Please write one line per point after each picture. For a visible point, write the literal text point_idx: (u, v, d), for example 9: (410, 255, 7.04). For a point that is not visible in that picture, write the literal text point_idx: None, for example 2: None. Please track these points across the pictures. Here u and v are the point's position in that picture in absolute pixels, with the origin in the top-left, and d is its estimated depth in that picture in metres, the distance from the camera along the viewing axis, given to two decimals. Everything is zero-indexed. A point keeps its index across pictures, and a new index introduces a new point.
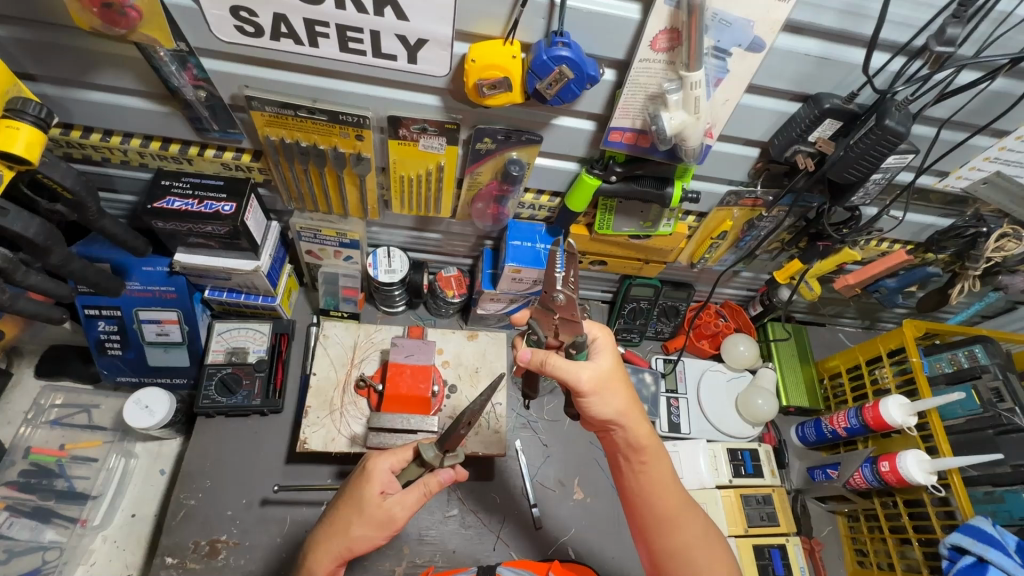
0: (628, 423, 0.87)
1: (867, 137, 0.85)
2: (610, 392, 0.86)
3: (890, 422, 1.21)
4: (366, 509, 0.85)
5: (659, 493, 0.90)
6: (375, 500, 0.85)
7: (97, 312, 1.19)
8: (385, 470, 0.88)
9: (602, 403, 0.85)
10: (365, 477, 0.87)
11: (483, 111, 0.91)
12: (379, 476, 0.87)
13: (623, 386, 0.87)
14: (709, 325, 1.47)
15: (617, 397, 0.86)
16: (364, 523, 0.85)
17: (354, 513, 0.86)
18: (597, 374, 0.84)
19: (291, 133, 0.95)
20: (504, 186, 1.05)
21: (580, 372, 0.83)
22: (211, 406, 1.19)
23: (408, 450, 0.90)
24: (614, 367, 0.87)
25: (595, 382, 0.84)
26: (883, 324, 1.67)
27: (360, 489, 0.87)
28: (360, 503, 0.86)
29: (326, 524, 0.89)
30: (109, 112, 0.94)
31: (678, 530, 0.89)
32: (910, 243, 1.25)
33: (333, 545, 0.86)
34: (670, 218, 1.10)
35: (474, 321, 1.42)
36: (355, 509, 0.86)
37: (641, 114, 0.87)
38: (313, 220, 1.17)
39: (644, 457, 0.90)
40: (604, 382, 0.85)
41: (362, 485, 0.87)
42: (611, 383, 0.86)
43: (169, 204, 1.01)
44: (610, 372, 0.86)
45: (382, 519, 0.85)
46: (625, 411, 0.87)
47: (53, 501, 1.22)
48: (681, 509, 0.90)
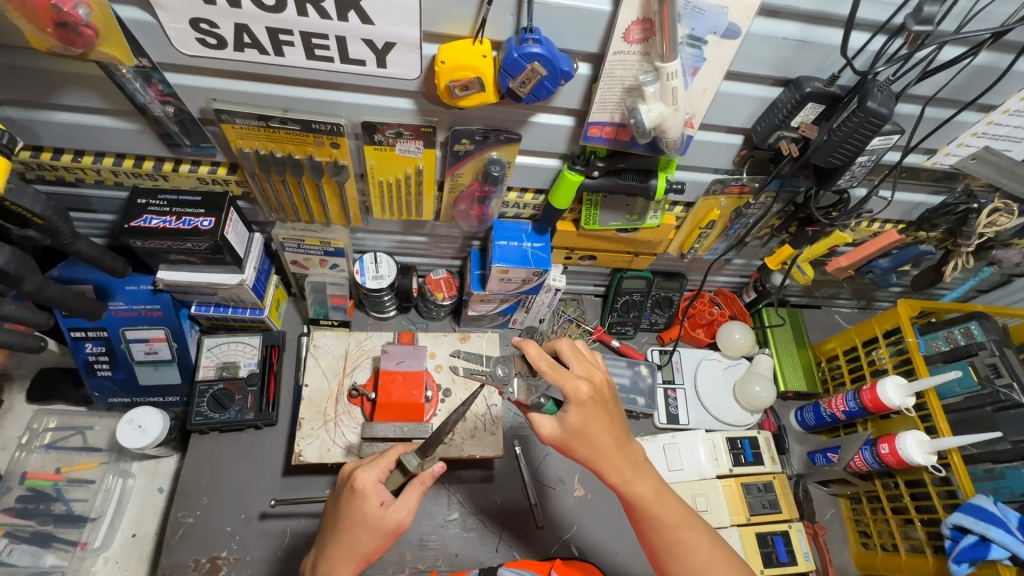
0: (604, 467, 0.85)
1: (850, 121, 0.83)
2: (580, 443, 0.83)
3: (888, 404, 1.21)
4: (371, 521, 0.83)
5: (650, 528, 0.87)
6: (375, 513, 0.83)
7: (84, 334, 1.18)
8: (372, 483, 0.84)
9: (574, 453, 0.85)
10: (357, 497, 0.84)
11: (459, 112, 0.89)
12: (371, 491, 0.84)
13: (599, 429, 0.83)
14: (703, 313, 1.47)
15: (586, 446, 0.84)
16: (373, 535, 0.83)
17: (361, 531, 0.83)
18: (563, 431, 0.83)
19: (265, 145, 0.93)
20: (486, 186, 1.03)
21: (540, 427, 0.85)
22: (205, 422, 1.18)
23: (393, 454, 0.88)
24: (585, 422, 0.82)
25: (561, 440, 0.84)
26: (879, 304, 1.66)
27: (355, 508, 0.84)
28: (361, 519, 0.83)
29: (330, 544, 0.85)
30: (78, 133, 0.92)
31: (678, 559, 0.87)
32: (902, 223, 1.23)
33: (348, 563, 0.84)
34: (657, 209, 1.08)
35: (467, 322, 1.41)
36: (357, 525, 0.83)
37: (619, 107, 0.85)
38: (295, 230, 1.15)
39: (627, 498, 0.87)
40: (571, 438, 0.84)
41: (357, 503, 0.84)
42: (583, 433, 0.83)
43: (146, 222, 1.00)
44: (578, 429, 0.82)
45: (392, 528, 0.84)
46: (599, 453, 0.84)
47: (51, 525, 1.22)
48: (680, 541, 0.86)
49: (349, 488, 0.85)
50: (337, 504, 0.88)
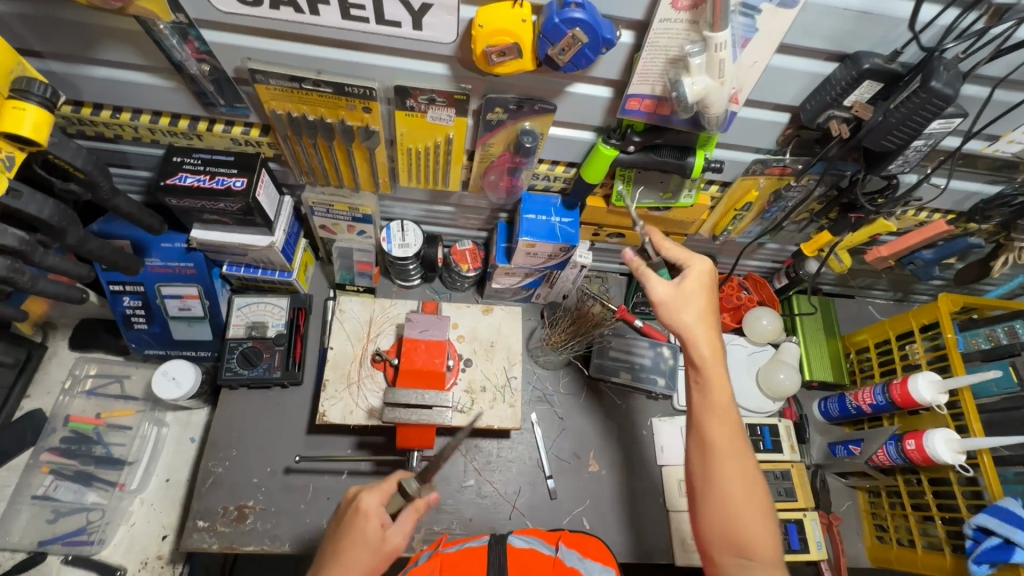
0: (699, 338, 0.92)
1: (910, 101, 0.77)
2: (685, 307, 0.93)
3: (919, 400, 1.17)
4: (370, 542, 0.83)
5: (712, 416, 0.90)
6: (374, 535, 0.84)
7: (122, 288, 1.22)
8: (375, 505, 0.87)
9: (674, 312, 0.93)
10: (360, 519, 0.85)
11: (494, 79, 0.87)
12: (373, 511, 0.86)
13: (699, 304, 0.93)
14: (730, 297, 1.44)
15: (689, 312, 0.93)
16: (369, 556, 0.82)
17: (357, 551, 0.82)
18: (673, 293, 0.93)
19: (298, 107, 0.93)
20: (517, 158, 1.01)
21: (650, 283, 0.94)
22: (234, 378, 1.22)
23: (396, 480, 0.91)
24: (697, 293, 0.94)
25: (670, 298, 0.93)
26: (915, 297, 1.60)
27: (357, 530, 0.84)
28: (360, 538, 0.83)
29: (324, 568, 0.83)
30: (115, 88, 0.93)
31: (719, 458, 0.88)
32: (951, 213, 1.17)
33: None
34: (692, 188, 1.04)
35: (490, 294, 1.41)
36: (354, 547, 0.83)
37: (661, 79, 0.81)
38: (324, 194, 1.15)
39: (706, 371, 0.91)
40: (680, 301, 0.93)
41: (360, 524, 0.85)
42: (690, 301, 0.93)
43: (181, 180, 1.01)
44: (688, 296, 0.93)
45: (388, 553, 0.84)
46: (701, 323, 0.92)
47: (92, 466, 1.30)
48: (730, 448, 0.88)
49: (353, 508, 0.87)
50: (335, 530, 0.88)
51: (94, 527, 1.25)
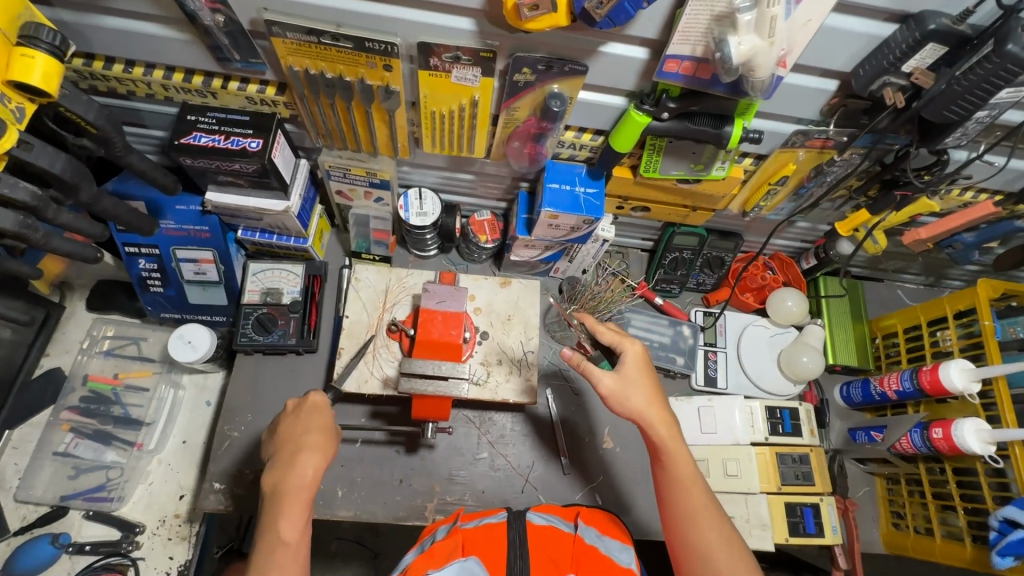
0: (651, 419, 0.92)
1: (979, 68, 0.72)
2: (632, 392, 0.93)
3: (949, 388, 1.13)
4: (322, 421, 0.95)
5: (679, 493, 0.90)
6: (328, 417, 0.95)
7: (137, 250, 1.21)
8: (324, 398, 0.98)
9: (623, 402, 0.93)
10: (312, 409, 0.95)
11: (523, 36, 0.82)
12: (323, 402, 0.97)
13: (646, 385, 0.94)
14: (755, 277, 1.40)
15: (636, 396, 0.93)
16: (330, 431, 0.94)
17: (318, 429, 0.93)
18: (617, 383, 0.93)
19: (316, 63, 0.89)
20: (544, 123, 0.96)
21: (597, 378, 0.93)
22: (250, 344, 1.21)
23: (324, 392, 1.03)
24: (639, 376, 0.94)
25: (617, 390, 0.93)
26: (948, 282, 1.54)
27: (307, 418, 0.94)
28: (327, 423, 0.94)
29: (290, 449, 0.90)
30: (127, 40, 0.89)
31: (698, 532, 0.87)
32: (1000, 194, 1.10)
33: (315, 455, 0.89)
34: (725, 160, 0.99)
35: (507, 267, 1.38)
36: (313, 429, 0.93)
37: (704, 38, 0.75)
38: (341, 158, 1.12)
39: (664, 455, 0.92)
40: (624, 390, 0.93)
41: (318, 415, 0.95)
42: (636, 383, 0.93)
43: (196, 139, 0.98)
44: (635, 379, 0.93)
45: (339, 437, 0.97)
46: (648, 407, 0.92)
47: (111, 425, 1.31)
48: (704, 513, 0.88)
49: (300, 405, 0.97)
50: (282, 428, 0.95)
51: (113, 484, 1.27)
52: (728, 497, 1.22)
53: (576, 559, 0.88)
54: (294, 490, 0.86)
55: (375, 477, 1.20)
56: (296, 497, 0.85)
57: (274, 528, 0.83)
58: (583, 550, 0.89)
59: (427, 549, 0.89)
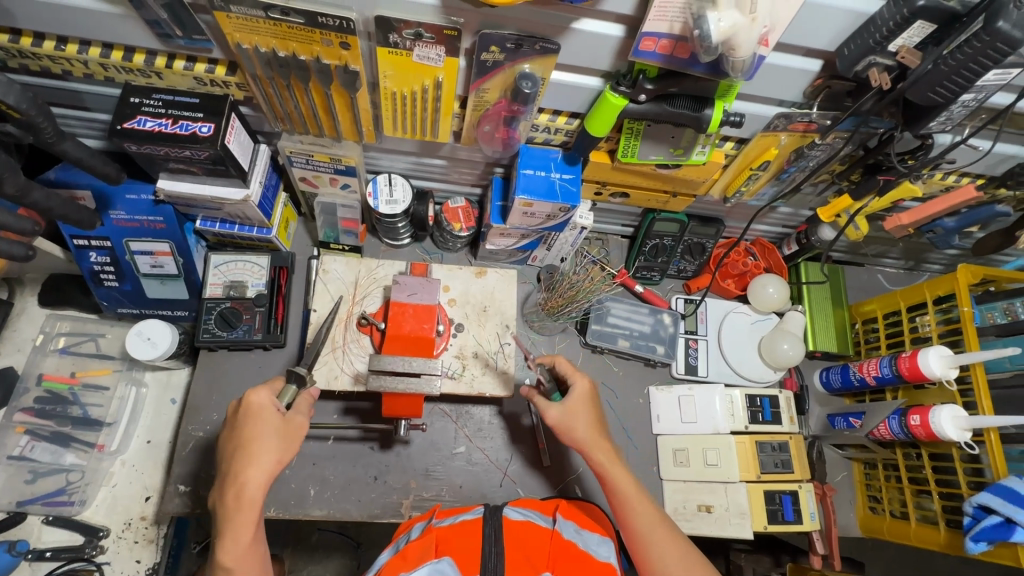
0: (592, 448, 0.94)
1: (969, 45, 0.68)
2: (575, 424, 0.95)
3: (928, 374, 1.12)
4: (260, 426, 0.85)
5: (624, 517, 0.90)
6: (274, 421, 0.86)
7: (87, 242, 1.13)
8: (264, 399, 0.88)
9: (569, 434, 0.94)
10: (251, 414, 0.86)
11: (489, 12, 0.76)
12: (265, 404, 0.87)
13: (591, 413, 0.96)
14: (737, 263, 1.36)
15: (579, 426, 0.95)
16: (280, 437, 0.86)
17: (252, 438, 0.84)
18: (562, 413, 0.95)
19: (265, 41, 0.82)
20: (515, 106, 0.91)
21: (544, 410, 0.96)
22: (212, 340, 1.16)
23: (280, 380, 0.93)
24: (582, 409, 0.96)
25: (562, 422, 0.95)
26: (928, 266, 1.54)
27: (250, 425, 0.85)
28: (263, 430, 0.85)
29: (236, 464, 0.83)
30: (55, 14, 0.81)
31: (650, 548, 0.87)
32: (982, 178, 1.08)
33: (262, 470, 0.82)
34: (706, 144, 0.95)
35: (483, 256, 1.34)
36: (257, 439, 0.84)
37: (682, 15, 0.70)
38: (303, 143, 1.05)
39: (608, 481, 0.93)
40: (569, 423, 0.95)
41: (254, 421, 0.86)
42: (579, 417, 0.95)
43: (140, 124, 0.91)
44: (578, 413, 0.95)
45: (295, 432, 0.88)
46: (590, 438, 0.94)
47: (70, 427, 1.25)
48: (653, 536, 0.88)
49: (239, 411, 0.88)
50: (229, 436, 0.88)
51: (74, 488, 1.22)
52: (708, 487, 1.22)
53: (553, 557, 0.85)
54: (239, 509, 0.81)
55: (349, 474, 1.17)
56: (242, 518, 0.80)
57: (221, 548, 0.80)
58: (560, 547, 0.86)
59: (401, 550, 0.86)
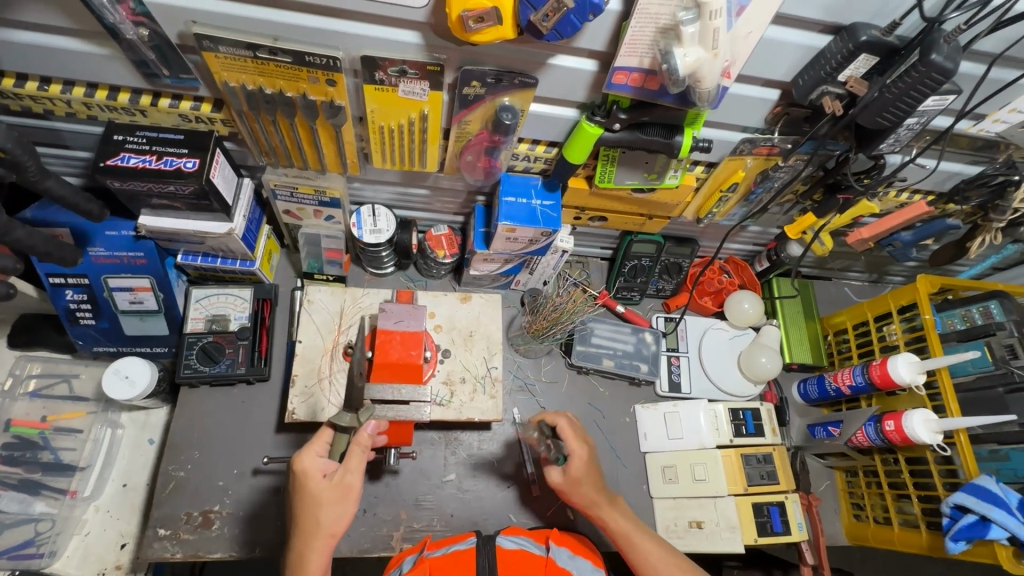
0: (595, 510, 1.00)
1: (907, 76, 0.74)
2: (580, 487, 1.00)
3: (898, 381, 1.17)
4: (311, 494, 0.92)
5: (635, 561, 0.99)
6: (321, 486, 0.92)
7: (64, 280, 1.11)
8: (311, 461, 0.94)
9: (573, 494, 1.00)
10: (299, 478, 0.92)
11: (470, 49, 0.80)
12: (313, 468, 0.93)
13: (591, 486, 1.00)
14: (712, 281, 1.42)
15: (584, 488, 1.00)
16: (330, 503, 0.92)
17: (302, 512, 0.92)
18: (566, 480, 1.00)
19: (253, 79, 0.85)
20: (495, 137, 0.95)
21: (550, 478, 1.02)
22: (194, 376, 1.14)
23: (328, 432, 0.97)
24: (585, 473, 0.99)
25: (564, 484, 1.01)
26: (890, 278, 1.62)
27: (302, 487, 0.93)
28: (310, 497, 0.92)
29: (295, 536, 0.92)
30: (40, 55, 0.82)
31: None
32: (932, 194, 1.16)
33: (316, 543, 0.91)
34: (678, 168, 1.00)
35: (467, 282, 1.36)
36: (310, 504, 0.91)
37: (650, 50, 0.76)
38: (288, 176, 1.07)
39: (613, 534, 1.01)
40: (573, 484, 1.00)
41: (302, 486, 0.93)
42: (582, 481, 0.99)
43: (124, 161, 0.91)
44: (578, 477, 0.99)
45: (343, 493, 0.93)
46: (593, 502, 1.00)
47: (39, 474, 1.19)
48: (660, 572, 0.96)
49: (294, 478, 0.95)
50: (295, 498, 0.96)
51: (43, 538, 1.14)
52: (698, 502, 1.23)
53: None
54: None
55: None
56: None
57: None
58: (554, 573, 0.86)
59: None
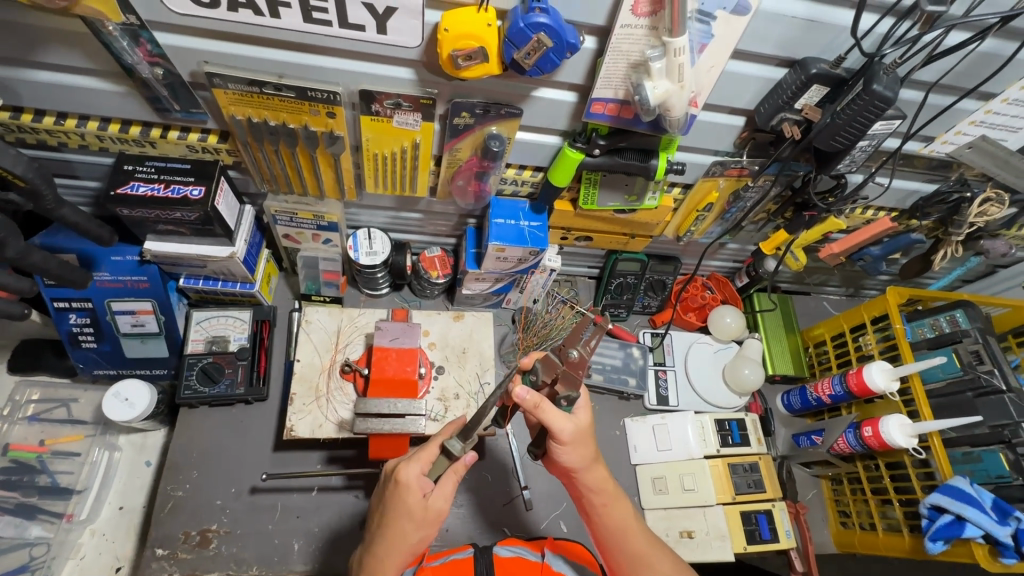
0: (587, 475, 0.88)
1: (854, 103, 0.83)
2: (586, 441, 0.87)
3: (873, 388, 1.23)
4: (403, 510, 0.81)
5: (621, 537, 0.90)
6: (421, 506, 0.81)
7: (68, 304, 1.15)
8: (416, 476, 0.81)
9: (573, 453, 0.86)
10: (400, 491, 0.81)
11: (460, 84, 0.87)
12: (415, 484, 0.81)
13: (589, 451, 0.88)
14: (695, 297, 1.47)
15: (587, 445, 0.87)
16: (420, 526, 0.82)
17: (391, 531, 0.81)
18: (575, 432, 0.84)
19: (259, 112, 0.91)
20: (485, 162, 1.02)
21: (557, 424, 0.82)
22: (194, 396, 1.17)
23: (432, 446, 0.84)
24: (588, 427, 0.88)
25: (574, 435, 0.84)
26: (866, 292, 1.69)
27: (401, 502, 0.81)
28: (404, 511, 0.81)
29: (378, 544, 0.82)
30: (59, 93, 0.88)
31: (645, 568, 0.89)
32: (895, 211, 1.24)
33: (398, 558, 0.81)
34: (656, 190, 1.07)
35: (460, 301, 1.41)
36: (403, 520, 0.81)
37: (624, 83, 0.83)
38: (288, 203, 1.12)
39: (603, 506, 0.90)
40: (578, 437, 0.85)
41: (399, 498, 0.81)
42: (586, 436, 0.87)
43: (133, 189, 0.97)
44: (587, 430, 0.86)
45: (435, 518, 0.83)
46: (589, 464, 0.88)
47: (36, 497, 1.19)
48: (652, 554, 0.90)
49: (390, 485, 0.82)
50: (382, 494, 0.85)
51: (38, 564, 1.15)
52: (687, 513, 1.26)
53: None
54: None
55: (333, 526, 1.16)
56: None
57: None
58: None
59: None
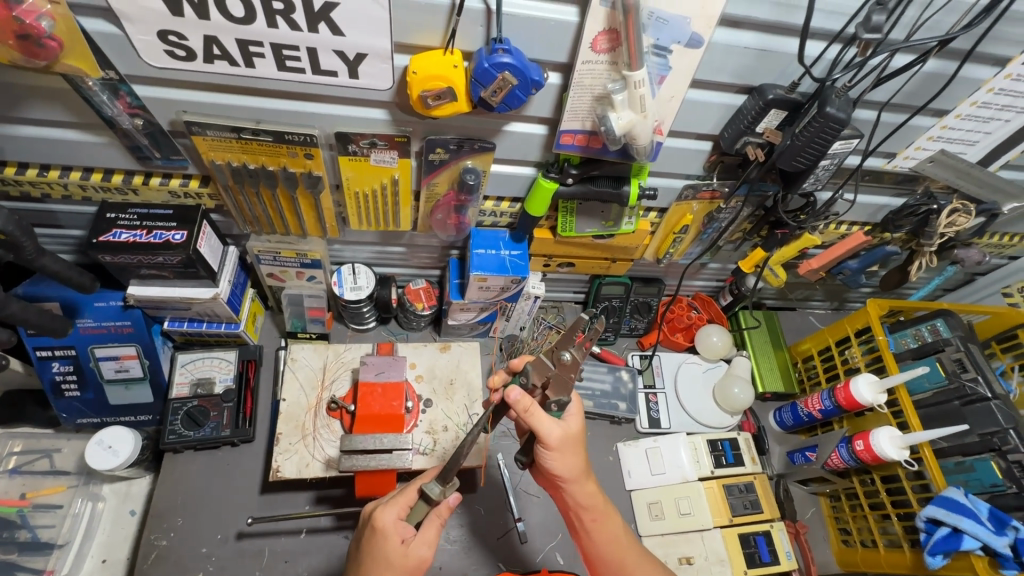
0: (576, 487, 0.89)
1: (811, 125, 0.86)
2: (573, 449, 0.86)
3: (862, 401, 1.23)
4: (381, 558, 0.80)
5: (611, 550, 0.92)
6: (400, 553, 0.80)
7: (50, 353, 1.14)
8: (392, 521, 0.82)
9: (561, 461, 0.86)
10: (378, 537, 0.81)
11: (433, 122, 0.90)
12: (393, 529, 0.81)
13: (578, 461, 0.87)
14: (682, 317, 1.49)
15: (575, 455, 0.87)
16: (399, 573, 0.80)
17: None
18: (564, 438, 0.84)
19: (237, 156, 0.93)
20: (462, 196, 1.04)
21: (546, 429, 0.83)
22: (179, 441, 1.15)
23: (410, 490, 0.85)
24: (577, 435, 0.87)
25: (563, 440, 0.84)
26: (851, 305, 1.70)
27: (378, 549, 0.80)
28: (382, 558, 0.80)
29: None
30: (42, 146, 0.90)
31: None
32: (868, 225, 1.27)
33: None
34: (631, 216, 1.10)
35: (447, 332, 1.41)
36: (381, 568, 0.80)
37: (590, 115, 0.87)
38: (270, 242, 1.14)
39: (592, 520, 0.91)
40: (566, 444, 0.85)
41: (377, 544, 0.81)
42: (574, 444, 0.87)
43: (115, 236, 0.98)
44: (575, 438, 0.86)
45: (415, 566, 0.81)
46: (579, 473, 0.88)
47: (15, 554, 1.15)
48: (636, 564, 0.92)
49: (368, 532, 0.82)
50: (360, 546, 0.85)
51: None
52: (685, 538, 1.24)
53: None
54: None
55: (322, 569, 1.13)
56: None
57: None
58: None
59: None
